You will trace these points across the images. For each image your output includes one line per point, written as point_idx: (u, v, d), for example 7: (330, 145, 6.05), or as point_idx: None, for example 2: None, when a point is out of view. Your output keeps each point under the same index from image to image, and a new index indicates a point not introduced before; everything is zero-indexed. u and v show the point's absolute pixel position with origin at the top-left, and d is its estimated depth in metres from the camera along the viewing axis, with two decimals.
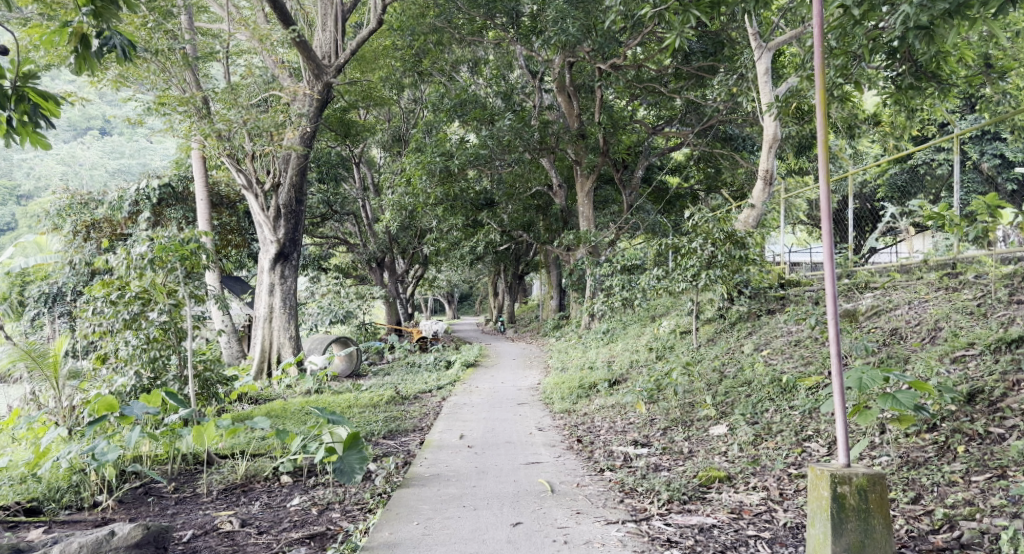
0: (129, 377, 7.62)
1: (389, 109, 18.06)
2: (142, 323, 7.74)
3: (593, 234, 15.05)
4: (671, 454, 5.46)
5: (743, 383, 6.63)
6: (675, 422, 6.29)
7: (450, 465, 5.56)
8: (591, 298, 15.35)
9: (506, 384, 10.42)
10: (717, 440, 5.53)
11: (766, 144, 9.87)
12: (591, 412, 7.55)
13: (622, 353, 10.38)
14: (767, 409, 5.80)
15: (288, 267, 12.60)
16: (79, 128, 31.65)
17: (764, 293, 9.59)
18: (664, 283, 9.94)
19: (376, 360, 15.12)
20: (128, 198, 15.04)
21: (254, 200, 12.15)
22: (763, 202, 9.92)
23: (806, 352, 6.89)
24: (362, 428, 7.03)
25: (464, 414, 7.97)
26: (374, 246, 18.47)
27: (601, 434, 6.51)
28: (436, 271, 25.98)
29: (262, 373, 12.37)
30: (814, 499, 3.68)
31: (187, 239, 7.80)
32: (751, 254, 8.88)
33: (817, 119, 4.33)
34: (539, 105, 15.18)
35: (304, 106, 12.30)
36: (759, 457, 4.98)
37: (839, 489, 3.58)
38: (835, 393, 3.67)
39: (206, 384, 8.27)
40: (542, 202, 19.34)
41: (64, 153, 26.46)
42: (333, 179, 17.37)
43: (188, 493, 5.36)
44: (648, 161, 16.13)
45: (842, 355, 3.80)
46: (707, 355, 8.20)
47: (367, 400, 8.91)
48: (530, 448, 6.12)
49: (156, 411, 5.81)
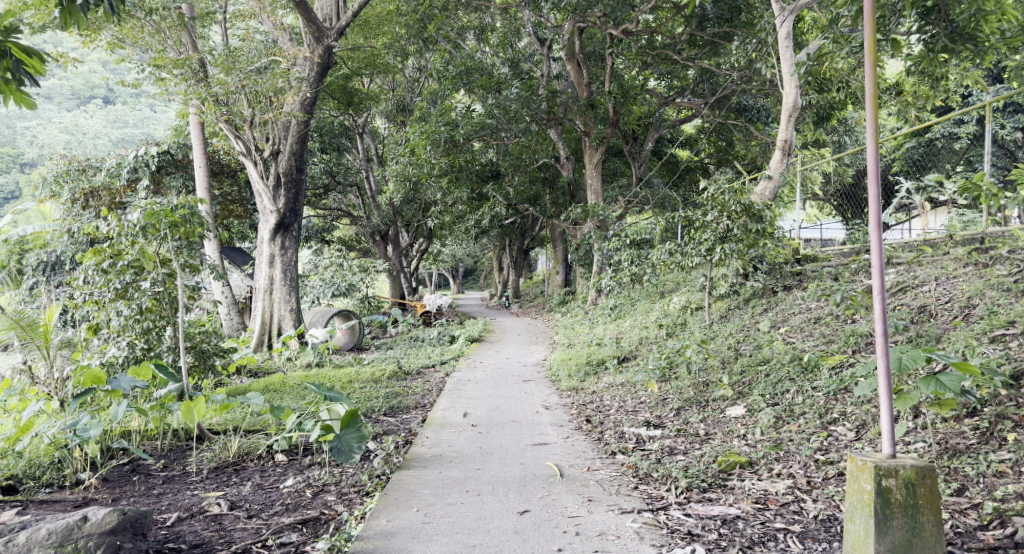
0: (122, 348, 7.46)
1: (393, 78, 17.65)
2: (134, 292, 7.55)
3: (601, 208, 14.66)
4: (686, 437, 5.15)
5: (761, 362, 6.32)
6: (689, 402, 5.99)
7: (452, 445, 5.27)
8: (598, 273, 15.03)
9: (511, 360, 10.15)
10: (736, 423, 5.23)
11: (785, 112, 9.46)
12: (599, 390, 7.29)
13: (631, 329, 10.10)
14: (788, 390, 5.49)
15: (289, 238, 12.24)
16: (82, 96, 31.08)
17: (779, 269, 9.24)
18: (675, 258, 9.60)
19: (379, 334, 14.87)
20: (127, 164, 14.89)
21: (252, 168, 11.84)
22: (781, 173, 9.54)
23: (828, 330, 6.58)
24: (361, 405, 6.77)
25: (468, 391, 7.70)
26: (377, 218, 18.14)
27: (612, 414, 6.22)
28: (441, 245, 25.71)
29: (262, 346, 12.11)
30: (855, 493, 3.46)
31: (181, 205, 7.45)
32: (768, 228, 8.53)
33: (866, 77, 4.20)
34: (547, 74, 14.76)
35: (304, 71, 11.86)
36: (783, 442, 4.67)
37: (884, 482, 3.36)
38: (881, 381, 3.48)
39: (202, 356, 8.05)
40: (548, 175, 18.98)
41: (68, 121, 26.01)
42: (336, 149, 17.03)
43: (176, 472, 5.07)
44: (658, 133, 15.71)
45: (886, 334, 3.62)
46: (721, 332, 7.90)
47: (368, 375, 8.65)
48: (537, 428, 5.82)
49: (144, 385, 5.55)
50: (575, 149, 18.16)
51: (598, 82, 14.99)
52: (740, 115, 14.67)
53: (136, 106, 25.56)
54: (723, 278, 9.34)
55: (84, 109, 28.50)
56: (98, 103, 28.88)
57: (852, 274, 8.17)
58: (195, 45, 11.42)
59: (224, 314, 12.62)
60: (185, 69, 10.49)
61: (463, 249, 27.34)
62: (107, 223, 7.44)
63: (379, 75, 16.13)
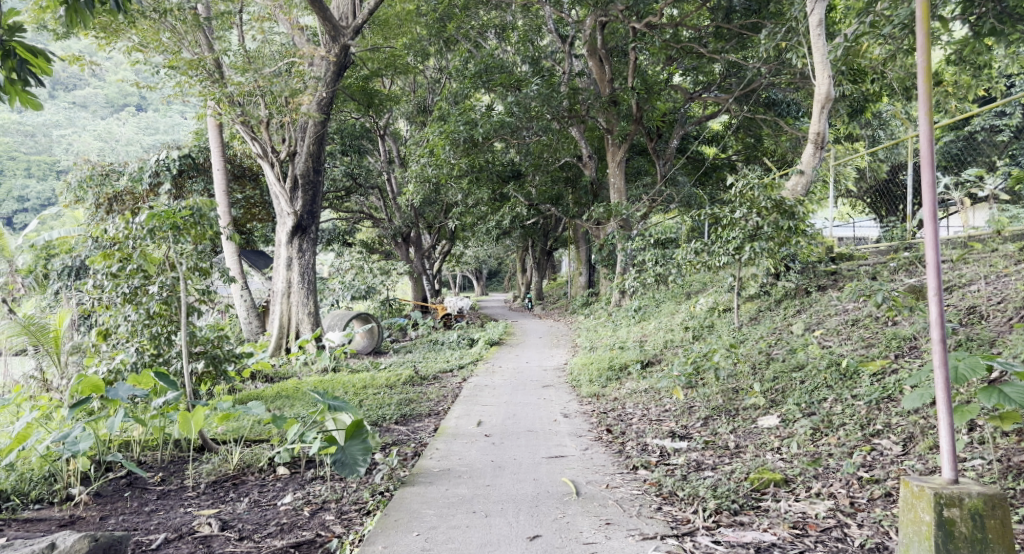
0: (130, 354, 7.25)
1: (414, 79, 17.42)
2: (142, 296, 7.30)
3: (625, 207, 14.27)
4: (715, 450, 4.77)
5: (795, 368, 5.93)
6: (718, 411, 5.62)
7: (462, 458, 4.94)
8: (622, 275, 14.64)
9: (531, 364, 9.81)
10: (769, 434, 4.85)
11: (818, 104, 9.02)
12: (621, 396, 6.93)
13: (655, 332, 9.72)
14: (825, 398, 5.12)
15: (307, 240, 12.01)
16: (115, 104, 31.18)
17: (813, 268, 8.83)
18: (702, 258, 9.21)
19: (399, 338, 14.63)
20: (148, 168, 14.85)
21: (269, 169, 11.61)
22: (814, 167, 9.10)
23: (867, 333, 6.17)
24: (372, 413, 6.48)
25: (484, 397, 7.38)
26: (398, 220, 17.90)
27: (634, 423, 5.86)
28: (463, 247, 25.42)
29: (280, 350, 11.88)
30: (911, 523, 3.27)
31: (189, 208, 7.16)
32: (801, 225, 8.11)
33: (919, 48, 3.89)
34: (569, 71, 14.42)
35: (320, 70, 11.62)
36: (821, 456, 4.29)
37: (946, 513, 3.16)
38: (939, 396, 3.18)
39: (214, 362, 7.83)
40: (571, 174, 18.62)
41: (98, 128, 26.06)
42: (356, 151, 16.84)
43: (172, 486, 4.80)
44: (683, 130, 15.30)
45: (944, 342, 3.28)
46: (751, 335, 7.51)
47: (383, 381, 8.37)
48: (554, 439, 5.48)
49: (143, 394, 5.29)
50: (598, 148, 17.79)
51: (622, 78, 14.64)
52: (769, 110, 14.21)
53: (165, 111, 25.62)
54: (752, 278, 8.93)
55: (115, 114, 28.71)
56: (129, 108, 29.06)
57: (890, 273, 7.74)
58: (211, 46, 11.24)
59: (242, 318, 12.41)
60: (199, 71, 10.27)
61: (485, 251, 27.04)
62: (117, 225, 7.23)
63: (399, 76, 15.88)
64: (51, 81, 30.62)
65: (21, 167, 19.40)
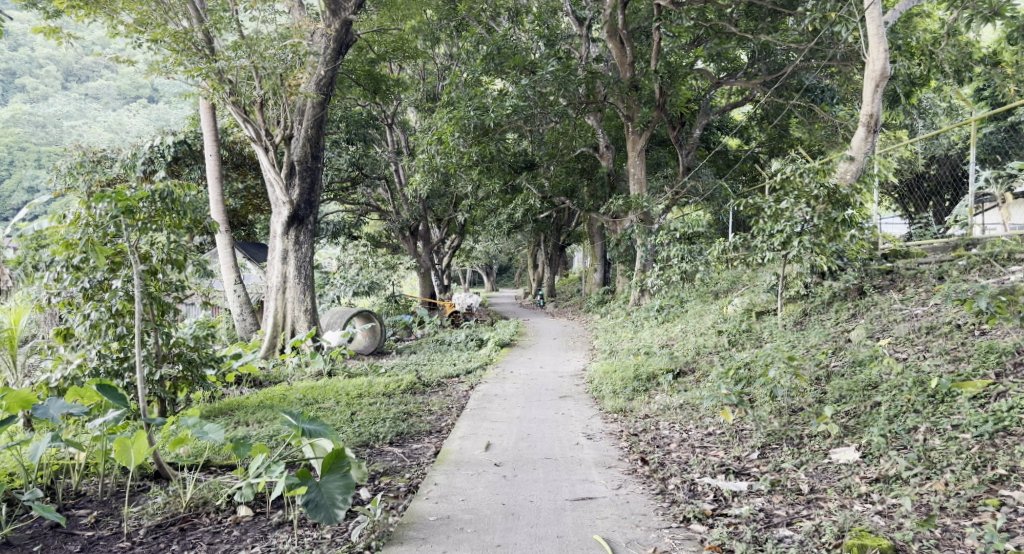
0: (91, 357, 6.29)
1: (424, 66, 16.44)
2: (105, 293, 6.31)
3: (645, 199, 13.24)
4: (785, 494, 3.95)
5: (867, 386, 4.94)
6: (775, 438, 4.68)
7: (466, 499, 4.11)
8: (641, 272, 13.66)
9: (545, 369, 8.83)
10: (850, 474, 4.00)
11: (871, 81, 7.93)
12: (651, 413, 5.97)
13: (683, 335, 8.74)
14: (916, 428, 4.17)
15: (304, 231, 10.95)
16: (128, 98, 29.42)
17: (865, 266, 7.83)
18: (739, 253, 8.21)
19: (403, 336, 13.72)
20: (141, 155, 13.96)
21: (263, 155, 10.59)
22: (864, 153, 8.04)
23: (950, 345, 5.17)
24: (363, 431, 5.54)
25: (493, 411, 6.41)
26: (405, 213, 16.85)
27: (673, 450, 4.92)
28: (473, 241, 24.40)
29: (274, 350, 10.85)
30: None
31: (158, 192, 6.17)
32: (858, 217, 7.11)
33: None
34: (586, 55, 13.39)
35: (319, 47, 10.66)
36: (934, 512, 3.57)
37: None
38: None
39: (191, 366, 6.89)
40: (587, 165, 17.55)
41: (109, 117, 24.77)
42: (362, 140, 15.65)
43: (105, 532, 3.94)
44: (708, 118, 14.26)
45: None
46: (802, 342, 6.54)
47: (380, 389, 7.42)
48: (578, 470, 4.60)
49: (81, 412, 4.39)
50: (617, 137, 16.75)
51: (642, 62, 13.36)
52: (801, 96, 13.07)
53: (173, 102, 24.50)
54: (796, 276, 7.93)
55: (127, 104, 27.15)
56: (142, 98, 27.66)
57: (961, 273, 6.76)
58: (202, 18, 10.16)
59: (236, 316, 11.39)
60: (186, 44, 9.23)
61: (496, 245, 25.96)
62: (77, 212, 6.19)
63: (407, 61, 14.89)
64: (65, 72, 29.31)
65: (32, 158, 18.08)
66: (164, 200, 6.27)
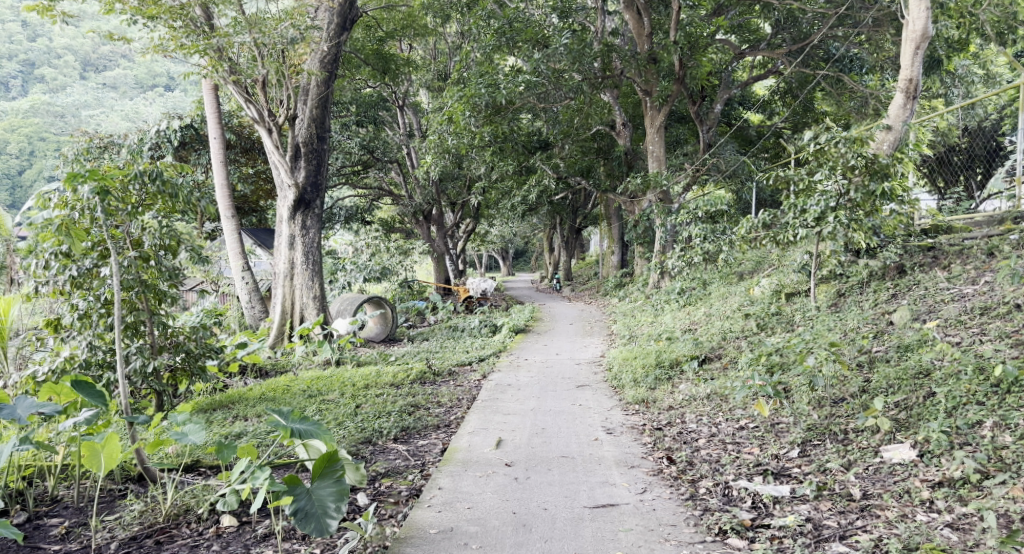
0: (80, 349, 5.73)
1: (435, 45, 15.93)
2: (96, 282, 5.68)
3: (665, 177, 12.67)
4: (835, 502, 3.59)
5: (918, 374, 4.47)
6: (818, 433, 4.24)
7: (472, 508, 3.71)
8: (661, 253, 13.14)
9: (561, 357, 8.37)
10: (908, 476, 3.64)
11: (912, 43, 7.34)
12: (676, 404, 5.52)
13: (707, 319, 8.24)
14: (983, 422, 3.78)
15: (311, 216, 10.45)
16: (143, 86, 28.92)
17: (904, 242, 7.30)
18: (768, 232, 7.67)
19: (417, 323, 13.32)
20: (148, 140, 13.57)
21: (266, 136, 10.05)
22: (903, 121, 7.47)
23: (1011, 327, 4.72)
24: (366, 427, 5.12)
25: (507, 403, 5.98)
26: (417, 196, 16.37)
27: (702, 446, 4.49)
28: (488, 225, 23.90)
29: (283, 338, 10.41)
30: None
31: (146, 172, 5.65)
32: (899, 189, 6.56)
33: None
34: (603, 28, 12.80)
35: (323, 21, 10.11)
36: (1014, 523, 3.19)
37: None
38: None
39: (189, 357, 6.39)
40: (604, 144, 17.00)
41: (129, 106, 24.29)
42: (373, 122, 15.37)
43: (74, 547, 3.56)
44: (729, 92, 13.62)
45: None
46: (840, 325, 6.02)
47: (388, 379, 7.01)
48: (597, 470, 4.18)
49: (53, 412, 3.93)
50: (635, 114, 16.16)
51: (661, 33, 12.77)
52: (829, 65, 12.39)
53: (189, 90, 24.11)
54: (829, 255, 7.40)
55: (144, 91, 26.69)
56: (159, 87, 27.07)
57: (1013, 248, 6.24)
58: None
59: (245, 304, 10.94)
60: (184, 21, 8.73)
61: (512, 228, 25.46)
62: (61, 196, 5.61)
63: (418, 38, 14.37)
64: (83, 62, 28.82)
65: (51, 148, 17.76)
66: (157, 183, 5.73)
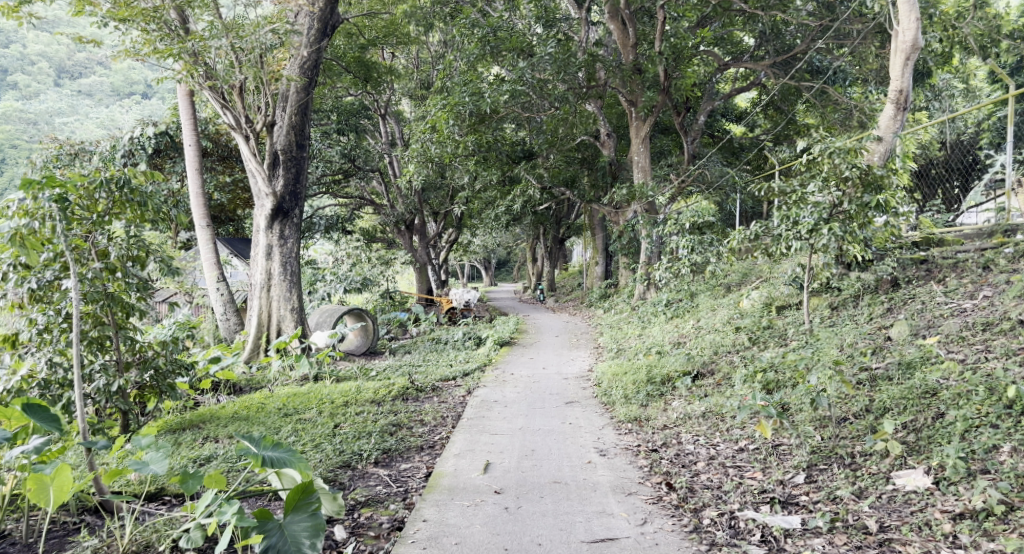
0: (40, 365, 5.31)
1: (417, 53, 15.67)
2: (56, 295, 5.31)
3: (650, 187, 12.49)
4: (852, 535, 3.46)
5: (924, 394, 4.26)
6: (823, 457, 4.06)
7: (461, 543, 3.49)
8: (647, 264, 12.96)
9: (548, 370, 8.11)
10: (926, 507, 3.51)
11: (902, 54, 7.22)
12: (670, 422, 5.28)
13: (697, 332, 8.03)
14: (999, 447, 3.64)
15: (289, 225, 10.11)
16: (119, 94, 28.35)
17: (897, 254, 7.14)
18: (760, 243, 7.47)
19: (398, 335, 13.01)
20: (121, 148, 13.17)
21: (243, 143, 9.68)
22: (894, 132, 7.34)
23: (1016, 344, 4.54)
24: (345, 449, 4.83)
25: (493, 422, 5.72)
26: (399, 206, 16.08)
27: (702, 469, 4.29)
28: (471, 235, 23.63)
29: (259, 351, 10.04)
30: None
31: (110, 180, 5.31)
32: (894, 201, 6.40)
33: None
34: (587, 37, 12.63)
35: (303, 26, 9.80)
36: None
37: None
38: None
39: (160, 374, 5.99)
40: (588, 154, 16.83)
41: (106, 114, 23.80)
42: (355, 130, 14.83)
43: None
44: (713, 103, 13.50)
45: None
46: (837, 340, 5.84)
47: (368, 396, 6.72)
48: (592, 497, 3.97)
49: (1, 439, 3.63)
50: (619, 124, 16.01)
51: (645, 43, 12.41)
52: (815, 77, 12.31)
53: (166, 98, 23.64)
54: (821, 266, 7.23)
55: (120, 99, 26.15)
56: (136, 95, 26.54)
57: (1009, 262, 6.12)
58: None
59: (220, 316, 10.54)
60: (158, 24, 8.39)
61: (495, 237, 25.20)
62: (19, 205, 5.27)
63: (399, 46, 14.11)
64: (57, 69, 28.10)
65: (21, 155, 17.27)
66: (119, 193, 5.41)
